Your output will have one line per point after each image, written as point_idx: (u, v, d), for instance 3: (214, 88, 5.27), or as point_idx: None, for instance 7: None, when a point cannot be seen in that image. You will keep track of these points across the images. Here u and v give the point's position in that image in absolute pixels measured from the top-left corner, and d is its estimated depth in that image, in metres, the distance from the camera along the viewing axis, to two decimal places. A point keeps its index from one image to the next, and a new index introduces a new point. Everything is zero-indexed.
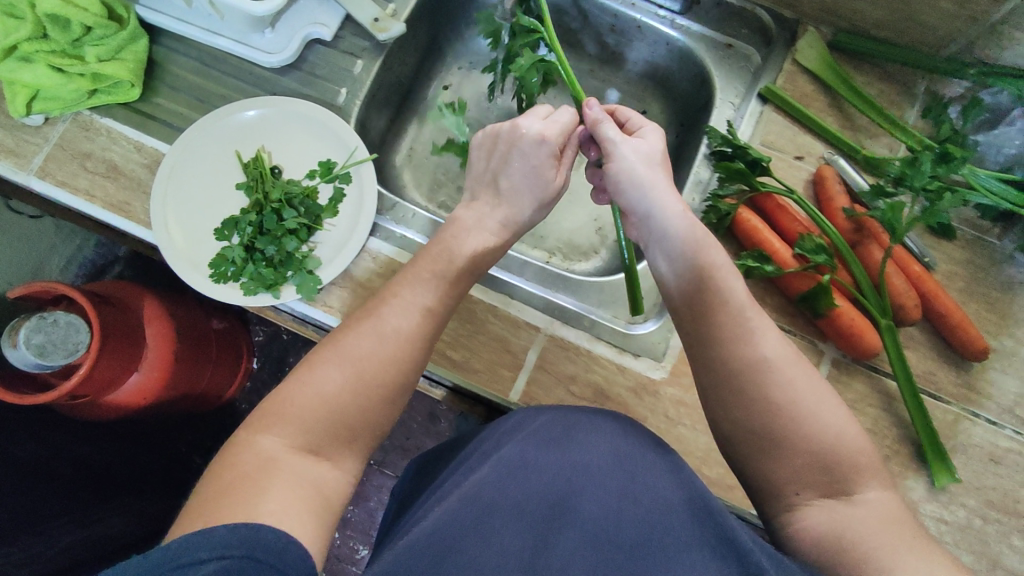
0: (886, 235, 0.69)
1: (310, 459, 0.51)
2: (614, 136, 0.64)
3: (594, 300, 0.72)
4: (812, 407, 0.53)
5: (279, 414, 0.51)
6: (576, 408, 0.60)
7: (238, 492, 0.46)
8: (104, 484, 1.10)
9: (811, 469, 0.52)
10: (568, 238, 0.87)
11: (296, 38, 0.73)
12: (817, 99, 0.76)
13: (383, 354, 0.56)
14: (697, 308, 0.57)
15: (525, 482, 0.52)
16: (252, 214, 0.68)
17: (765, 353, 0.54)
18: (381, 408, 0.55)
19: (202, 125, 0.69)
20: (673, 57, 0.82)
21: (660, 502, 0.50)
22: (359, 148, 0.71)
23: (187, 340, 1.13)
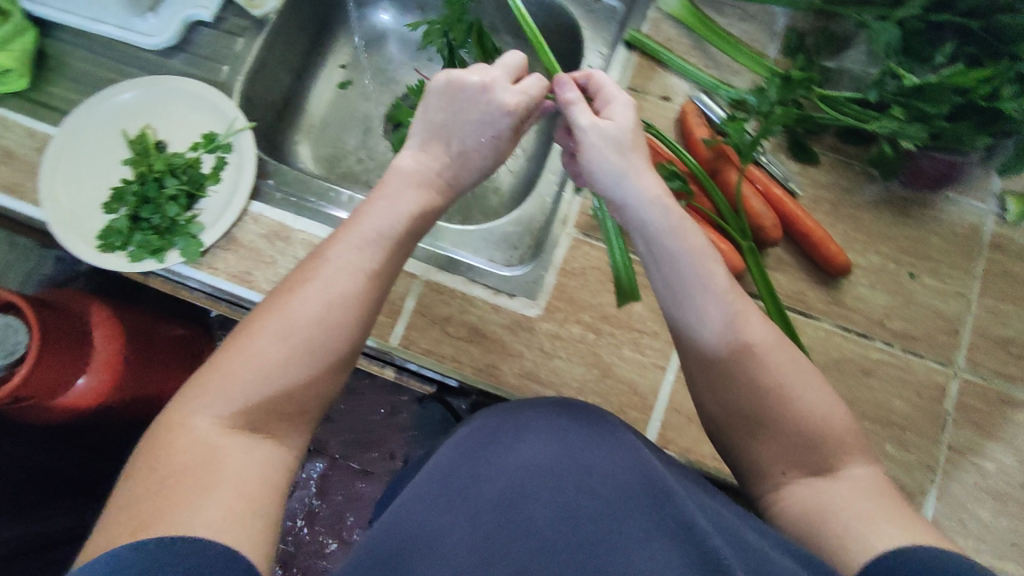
0: (736, 154, 0.73)
1: (253, 440, 0.48)
2: (584, 119, 0.60)
3: (472, 248, 0.75)
4: (798, 389, 0.54)
5: (214, 395, 0.48)
6: (534, 402, 0.59)
7: (179, 490, 0.43)
8: (56, 486, 1.09)
9: (798, 449, 0.53)
10: (466, 199, 0.90)
11: (175, 20, 0.77)
12: (680, 43, 0.79)
13: (323, 327, 0.52)
14: (695, 345, 0.56)
15: (479, 479, 0.52)
16: (135, 185, 0.71)
17: (749, 336, 0.55)
18: (332, 371, 0.53)
19: (87, 107, 0.73)
20: (548, 18, 0.86)
21: (618, 491, 0.49)
22: (237, 117, 0.74)
23: (135, 345, 1.12)
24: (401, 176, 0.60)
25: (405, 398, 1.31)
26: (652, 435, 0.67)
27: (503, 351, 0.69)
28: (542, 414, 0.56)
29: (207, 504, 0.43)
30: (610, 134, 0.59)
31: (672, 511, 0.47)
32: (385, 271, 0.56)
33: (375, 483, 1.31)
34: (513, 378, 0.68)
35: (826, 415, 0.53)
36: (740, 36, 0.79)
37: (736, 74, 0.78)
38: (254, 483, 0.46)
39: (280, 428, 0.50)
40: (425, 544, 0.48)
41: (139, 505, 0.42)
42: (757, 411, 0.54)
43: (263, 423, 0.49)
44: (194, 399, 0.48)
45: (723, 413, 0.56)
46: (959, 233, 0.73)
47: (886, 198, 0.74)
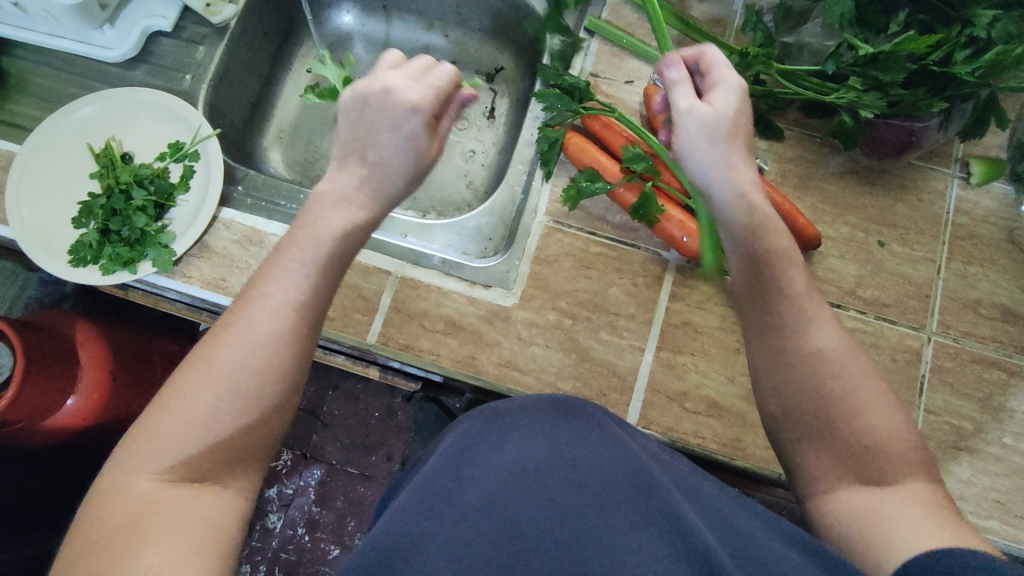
0: None
1: (195, 489, 0.48)
2: (683, 102, 0.53)
3: (445, 242, 0.75)
4: (862, 400, 0.52)
5: (153, 451, 0.48)
6: (518, 400, 0.59)
7: (121, 543, 0.44)
8: (47, 504, 1.10)
9: (858, 458, 0.51)
10: (440, 196, 0.90)
11: (135, 30, 0.77)
12: (641, 27, 0.79)
13: (247, 374, 0.50)
14: (769, 345, 0.54)
15: (465, 486, 0.51)
16: (103, 199, 0.71)
17: (821, 343, 0.53)
18: (273, 415, 0.51)
19: (50, 122, 0.73)
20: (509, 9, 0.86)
21: (603, 483, 0.49)
22: (202, 124, 0.74)
23: (126, 363, 1.12)
24: (318, 202, 0.53)
25: (401, 399, 1.33)
26: (634, 415, 0.68)
27: (481, 342, 0.69)
28: (526, 416, 0.56)
29: (150, 551, 0.43)
30: (721, 126, 0.53)
31: (658, 502, 0.47)
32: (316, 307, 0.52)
33: (374, 487, 1.31)
34: (492, 368, 0.69)
35: (891, 432, 0.51)
36: (700, 17, 0.79)
37: None
38: (199, 527, 0.46)
39: (228, 472, 0.49)
40: (412, 548, 0.46)
41: (92, 554, 0.44)
42: (820, 418, 0.52)
43: (205, 469, 0.48)
44: (130, 455, 0.48)
45: (784, 413, 0.53)
46: (925, 199, 0.74)
47: (852, 168, 0.74)
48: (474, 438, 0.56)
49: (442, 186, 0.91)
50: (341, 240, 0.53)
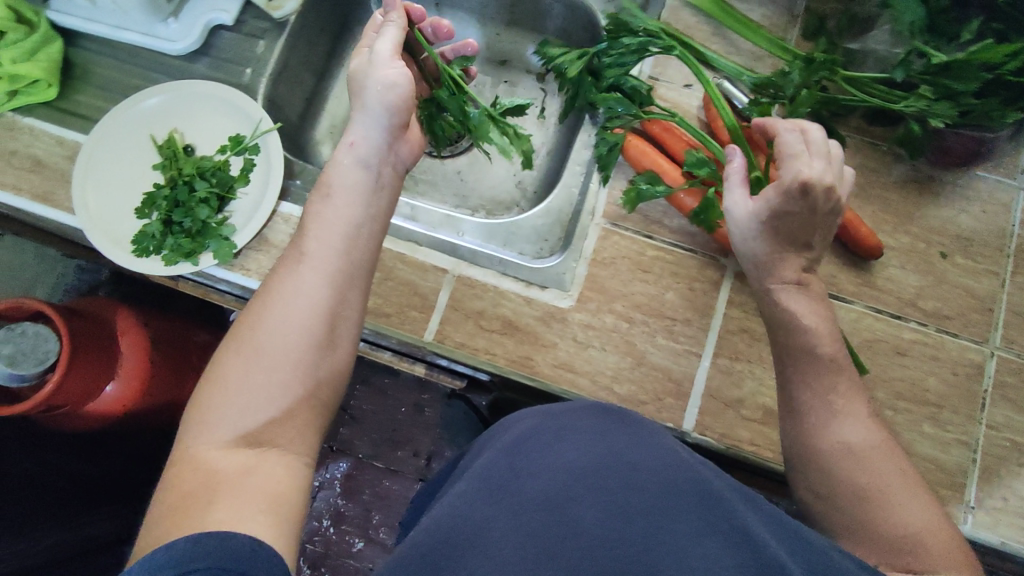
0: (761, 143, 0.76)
1: (252, 455, 0.53)
2: (735, 198, 0.63)
3: (501, 241, 0.75)
4: (896, 496, 0.53)
5: (215, 428, 0.54)
6: (571, 406, 0.58)
7: (191, 507, 0.48)
8: (94, 490, 1.13)
9: (896, 554, 0.51)
10: (490, 195, 0.90)
11: (197, 25, 0.77)
12: (701, 30, 0.79)
13: (282, 344, 0.57)
14: (797, 444, 0.59)
15: (521, 483, 0.50)
16: (166, 191, 0.72)
17: (846, 436, 0.56)
18: (316, 382, 0.58)
19: (115, 113, 0.74)
20: (564, 9, 0.86)
21: (662, 484, 0.47)
22: (263, 119, 0.74)
23: (164, 351, 1.14)
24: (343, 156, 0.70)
25: (428, 395, 1.31)
26: (688, 422, 0.67)
27: (536, 343, 0.70)
28: (581, 418, 0.55)
29: (213, 510, 0.48)
30: (757, 225, 0.62)
31: (722, 512, 0.45)
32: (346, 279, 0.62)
33: (402, 481, 1.32)
34: (547, 368, 0.69)
35: (926, 524, 0.52)
36: (762, 21, 0.79)
37: (757, 59, 0.78)
38: (259, 490, 0.51)
39: (282, 440, 0.55)
40: (469, 545, 0.46)
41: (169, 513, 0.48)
42: (853, 513, 0.53)
43: (262, 437, 0.54)
44: (196, 431, 0.54)
45: (816, 496, 0.56)
46: (990, 211, 0.72)
47: (914, 178, 0.73)
48: (529, 438, 0.54)
49: (492, 185, 0.91)
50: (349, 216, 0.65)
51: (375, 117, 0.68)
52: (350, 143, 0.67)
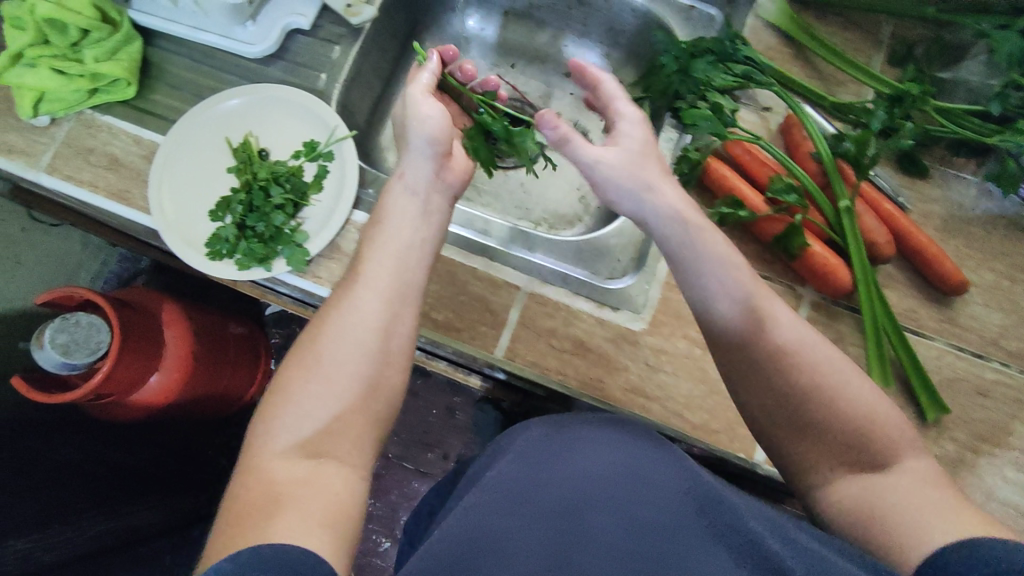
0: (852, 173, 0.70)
1: (313, 464, 0.51)
2: (588, 154, 0.60)
3: (572, 259, 0.74)
4: (836, 381, 0.53)
5: (275, 442, 0.52)
6: (578, 416, 0.57)
7: (251, 519, 0.47)
8: (137, 478, 1.10)
9: (848, 445, 0.52)
10: (553, 208, 0.90)
11: (275, 27, 0.77)
12: (782, 52, 0.78)
13: (341, 356, 0.56)
14: (736, 363, 0.56)
15: (532, 492, 0.50)
16: (242, 195, 0.72)
17: (781, 338, 0.54)
18: (377, 396, 0.57)
19: (192, 114, 0.74)
20: (638, 23, 0.84)
21: (669, 497, 0.48)
22: (339, 126, 0.74)
23: (203, 343, 1.14)
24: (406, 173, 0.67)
25: (460, 399, 1.33)
26: (760, 454, 0.67)
27: (608, 365, 0.69)
28: (591, 429, 0.55)
29: (277, 522, 0.46)
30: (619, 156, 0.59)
31: (723, 517, 0.46)
32: (400, 292, 0.60)
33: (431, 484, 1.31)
34: (618, 392, 0.68)
35: (874, 409, 0.52)
36: (846, 45, 0.77)
37: (839, 85, 0.77)
38: (319, 503, 0.49)
39: (339, 450, 0.53)
40: (495, 550, 0.46)
41: (233, 529, 0.47)
42: (799, 414, 0.53)
43: (319, 448, 0.52)
44: (261, 444, 0.52)
45: (762, 413, 0.55)
46: None
47: (999, 213, 0.71)
48: (539, 447, 0.54)
49: (554, 198, 0.90)
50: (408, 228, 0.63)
51: (419, 150, 0.67)
52: (399, 176, 0.66)
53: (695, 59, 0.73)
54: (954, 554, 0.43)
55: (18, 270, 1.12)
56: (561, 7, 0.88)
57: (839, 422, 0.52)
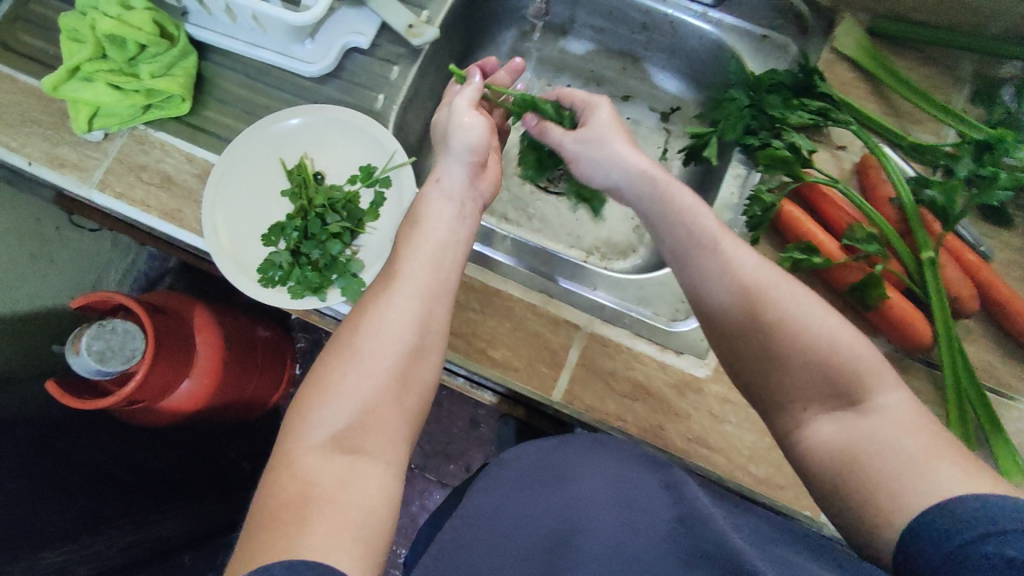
0: (937, 222, 0.67)
1: (347, 460, 0.52)
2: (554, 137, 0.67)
3: (634, 298, 0.73)
4: (806, 314, 0.52)
5: (309, 438, 0.52)
6: (582, 442, 0.66)
7: (286, 517, 0.47)
8: (166, 488, 1.05)
9: (818, 379, 0.51)
10: (606, 237, 0.87)
11: (335, 46, 0.75)
12: (857, 87, 0.74)
13: (381, 347, 0.57)
14: (711, 311, 0.56)
15: (518, 517, 0.59)
16: (297, 221, 0.70)
17: (745, 273, 0.54)
18: (411, 389, 0.57)
19: (249, 133, 0.72)
20: (705, 51, 0.81)
21: (653, 524, 0.54)
22: (398, 151, 0.72)
23: (234, 348, 1.13)
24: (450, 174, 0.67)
25: (483, 412, 1.29)
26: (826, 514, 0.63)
27: (670, 412, 0.66)
28: (599, 458, 0.63)
29: (311, 525, 0.47)
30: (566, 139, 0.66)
31: (702, 533, 0.51)
32: (436, 294, 0.61)
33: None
34: (678, 441, 0.66)
35: (850, 346, 0.50)
36: (922, 83, 0.73)
37: (917, 122, 0.73)
38: (353, 507, 0.49)
39: (372, 447, 0.54)
40: (490, 554, 0.55)
41: (266, 527, 0.47)
42: (766, 351, 0.53)
43: (354, 443, 0.53)
44: (296, 440, 0.53)
45: (734, 353, 0.55)
46: None
47: None
48: (534, 474, 0.65)
49: (608, 227, 0.87)
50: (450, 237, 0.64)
51: (455, 155, 0.67)
52: (436, 179, 0.66)
53: (769, 94, 0.71)
54: (933, 516, 0.42)
55: (54, 271, 1.11)
56: (622, 29, 0.85)
57: (808, 359, 0.51)
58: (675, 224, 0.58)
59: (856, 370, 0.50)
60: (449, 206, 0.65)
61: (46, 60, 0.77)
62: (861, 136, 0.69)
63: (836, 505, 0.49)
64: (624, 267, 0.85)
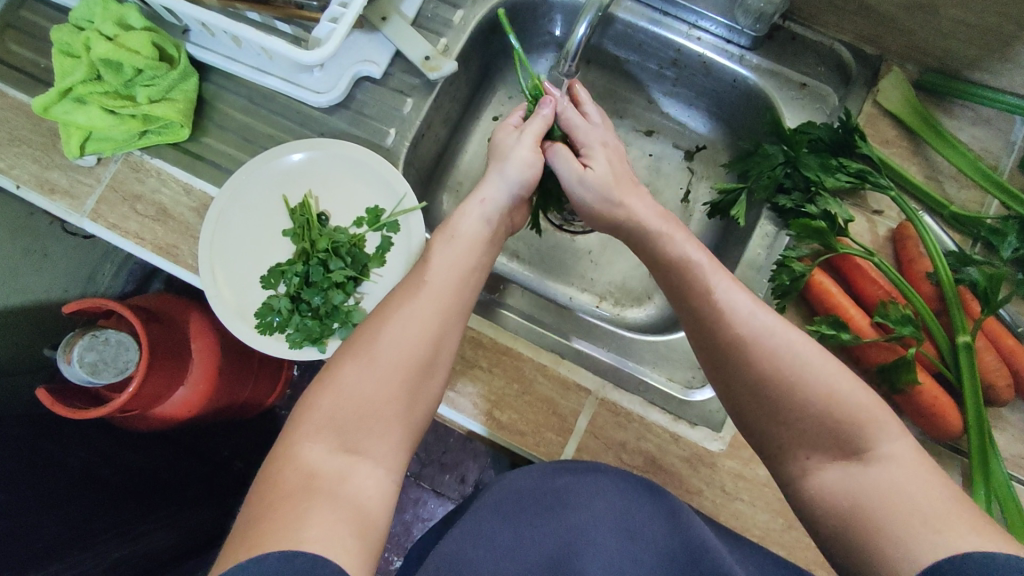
0: (976, 303, 0.64)
1: (349, 459, 0.49)
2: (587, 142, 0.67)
3: (649, 361, 0.71)
4: (808, 364, 0.49)
5: (312, 421, 0.50)
6: (581, 465, 0.60)
7: (286, 510, 0.44)
8: (159, 494, 0.94)
9: (818, 429, 0.48)
10: (621, 281, 0.83)
11: (345, 75, 0.71)
12: (899, 146, 0.69)
13: (396, 341, 0.53)
14: (713, 362, 0.53)
15: (510, 547, 0.53)
16: (299, 265, 0.67)
17: (742, 326, 0.51)
18: (421, 400, 0.54)
19: (251, 168, 0.68)
20: (737, 94, 0.77)
21: (658, 555, 0.52)
22: (407, 195, 0.68)
23: (232, 352, 1.00)
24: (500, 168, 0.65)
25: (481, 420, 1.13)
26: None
27: (682, 487, 0.63)
28: (599, 483, 0.58)
29: (307, 524, 0.43)
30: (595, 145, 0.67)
31: (707, 564, 0.50)
32: (455, 306, 0.57)
33: (448, 507, 1.19)
34: None
35: (855, 399, 0.48)
36: (972, 145, 0.69)
37: (960, 185, 0.68)
38: (351, 506, 0.46)
39: (374, 449, 0.50)
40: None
41: (252, 529, 0.43)
42: (763, 405, 0.50)
43: (356, 442, 0.49)
44: (302, 429, 0.49)
45: (732, 399, 0.53)
46: None
47: None
48: (535, 492, 0.57)
49: (621, 271, 0.83)
50: (477, 239, 0.61)
51: (506, 180, 0.64)
52: (480, 198, 0.63)
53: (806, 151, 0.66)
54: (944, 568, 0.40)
55: (45, 265, 0.97)
56: (649, 63, 0.80)
57: (809, 411, 0.48)
58: (671, 270, 0.57)
59: (858, 424, 0.47)
60: (484, 227, 0.61)
61: (37, 73, 0.72)
62: (899, 202, 0.65)
63: (837, 550, 0.46)
64: (638, 316, 0.81)
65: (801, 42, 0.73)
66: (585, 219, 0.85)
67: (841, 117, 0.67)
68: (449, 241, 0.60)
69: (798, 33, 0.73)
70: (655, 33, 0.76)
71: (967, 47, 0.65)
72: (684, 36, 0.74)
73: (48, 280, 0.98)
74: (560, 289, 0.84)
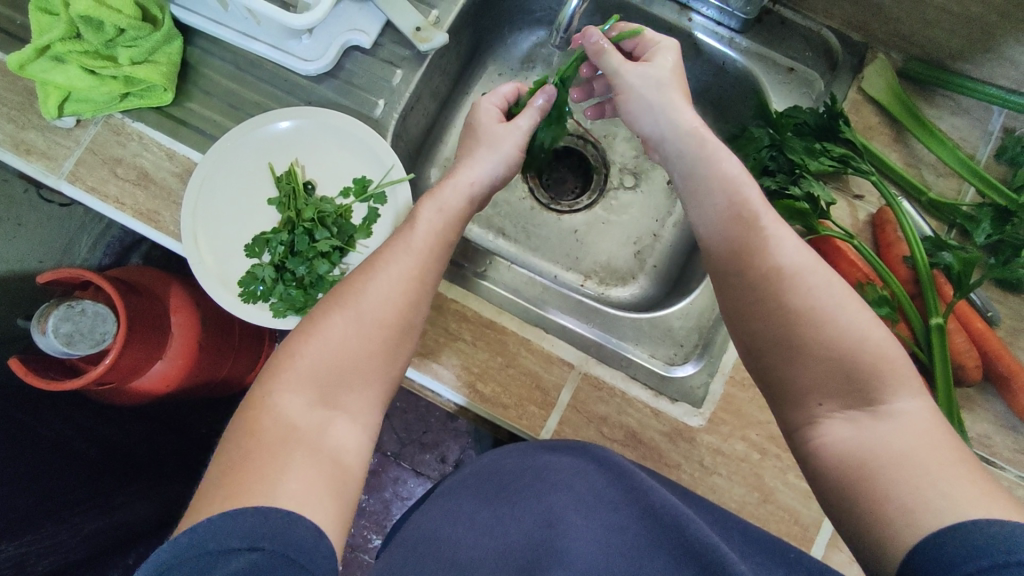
0: (949, 287, 0.67)
1: (328, 413, 0.50)
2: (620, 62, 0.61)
3: (632, 339, 0.72)
4: (834, 303, 0.51)
5: (293, 371, 0.50)
6: (560, 448, 0.61)
7: (263, 458, 0.45)
8: (140, 466, 0.93)
9: (832, 377, 0.50)
10: (605, 261, 0.84)
11: (333, 45, 0.70)
12: (882, 133, 0.70)
13: (382, 300, 0.53)
14: (744, 299, 0.53)
15: (491, 529, 0.53)
16: (284, 234, 0.66)
17: (780, 255, 0.52)
18: (400, 358, 0.55)
19: (236, 135, 0.67)
20: (726, 76, 0.77)
21: (645, 528, 0.52)
22: (395, 166, 0.68)
23: (214, 324, 0.98)
24: (496, 139, 0.64)
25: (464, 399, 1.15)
26: (818, 549, 0.62)
27: (660, 460, 0.64)
28: (571, 464, 0.58)
29: (286, 479, 0.45)
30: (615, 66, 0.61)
31: (694, 535, 0.49)
32: (438, 269, 0.57)
33: (427, 487, 1.19)
34: None
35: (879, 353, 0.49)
36: (951, 134, 0.70)
37: (939, 173, 0.70)
38: (332, 459, 0.48)
39: (353, 403, 0.51)
40: (453, 558, 0.50)
41: (229, 478, 0.45)
42: (772, 311, 0.51)
43: (335, 395, 0.50)
44: (282, 380, 0.50)
45: (751, 335, 0.54)
46: None
47: None
48: (517, 474, 0.59)
49: (606, 251, 0.84)
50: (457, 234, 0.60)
51: (495, 158, 0.63)
52: (469, 178, 0.61)
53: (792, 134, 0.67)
54: (945, 537, 0.41)
55: (19, 234, 0.95)
56: None
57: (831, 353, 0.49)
58: (714, 194, 0.55)
59: (874, 364, 0.49)
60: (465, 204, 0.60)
61: (14, 31, 0.70)
62: (879, 187, 0.66)
63: (844, 519, 0.47)
64: (621, 295, 0.83)
65: (791, 27, 0.74)
66: (573, 199, 0.86)
67: (826, 102, 0.68)
68: (437, 207, 0.59)
69: (789, 18, 0.74)
70: (648, 14, 0.76)
71: (951, 38, 0.68)
72: (676, 17, 0.75)
73: (24, 248, 0.95)
74: (545, 266, 0.84)
